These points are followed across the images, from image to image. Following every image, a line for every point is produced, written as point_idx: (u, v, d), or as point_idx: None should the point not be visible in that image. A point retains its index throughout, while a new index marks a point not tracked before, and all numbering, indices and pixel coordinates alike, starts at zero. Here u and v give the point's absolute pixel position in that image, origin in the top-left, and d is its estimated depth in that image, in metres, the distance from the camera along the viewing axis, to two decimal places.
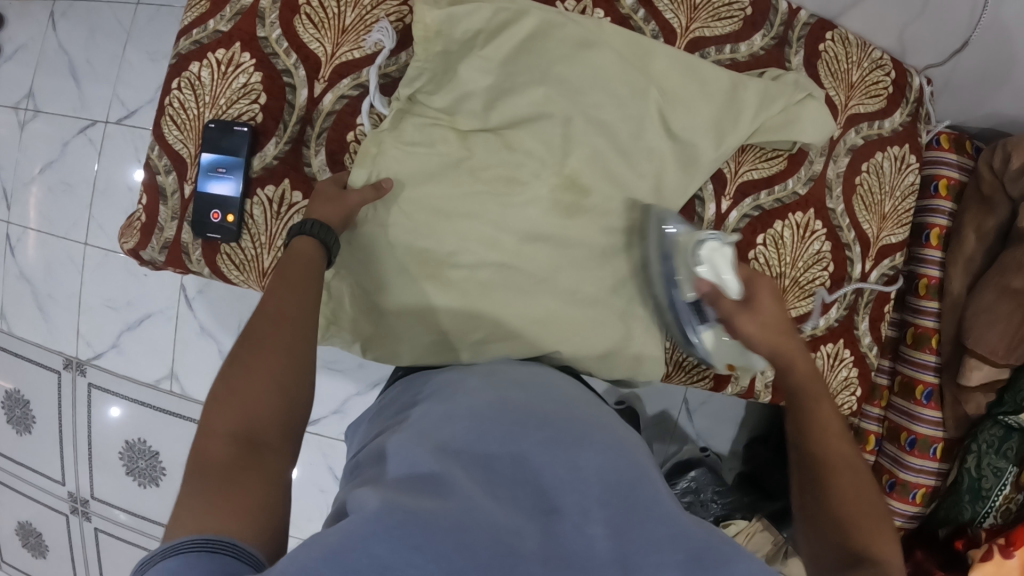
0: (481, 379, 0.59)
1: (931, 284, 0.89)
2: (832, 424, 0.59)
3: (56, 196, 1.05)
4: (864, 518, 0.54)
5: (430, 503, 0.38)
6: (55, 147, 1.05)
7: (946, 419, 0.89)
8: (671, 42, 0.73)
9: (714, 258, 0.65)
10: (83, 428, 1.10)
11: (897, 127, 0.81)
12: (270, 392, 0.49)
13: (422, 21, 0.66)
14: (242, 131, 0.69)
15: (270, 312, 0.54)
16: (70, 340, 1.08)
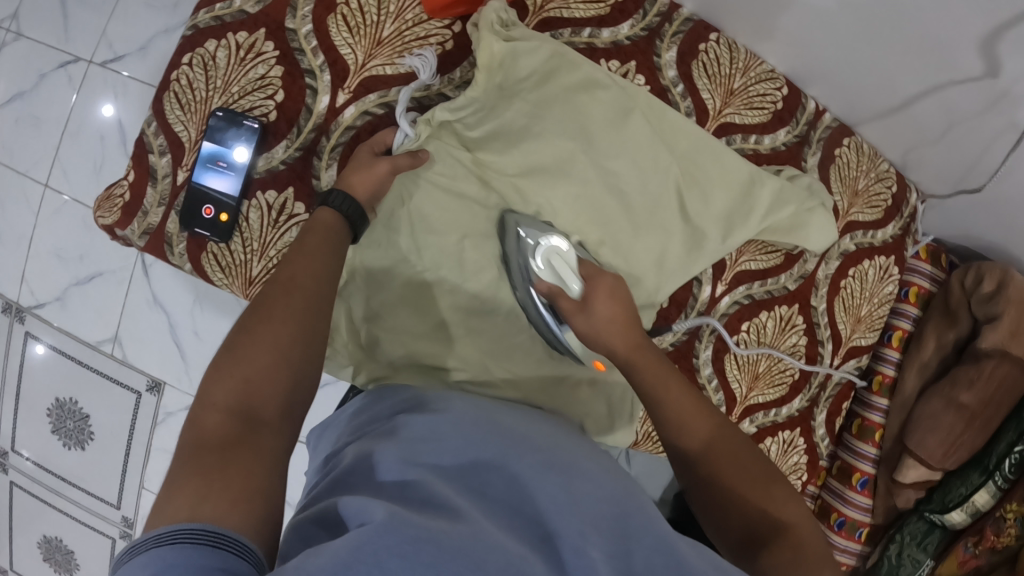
0: (468, 396, 0.56)
1: (884, 382, 0.94)
2: (692, 405, 0.57)
3: (21, 129, 0.96)
4: (763, 491, 0.54)
5: (438, 523, 0.36)
6: (27, 77, 0.96)
7: (875, 507, 0.96)
8: (702, 122, 0.73)
9: (554, 258, 0.65)
10: (12, 377, 1.02)
11: (889, 239, 0.84)
12: (275, 370, 0.47)
13: (488, 49, 0.62)
14: (251, 128, 0.66)
15: (280, 281, 0.52)
16: (12, 284, 0.99)
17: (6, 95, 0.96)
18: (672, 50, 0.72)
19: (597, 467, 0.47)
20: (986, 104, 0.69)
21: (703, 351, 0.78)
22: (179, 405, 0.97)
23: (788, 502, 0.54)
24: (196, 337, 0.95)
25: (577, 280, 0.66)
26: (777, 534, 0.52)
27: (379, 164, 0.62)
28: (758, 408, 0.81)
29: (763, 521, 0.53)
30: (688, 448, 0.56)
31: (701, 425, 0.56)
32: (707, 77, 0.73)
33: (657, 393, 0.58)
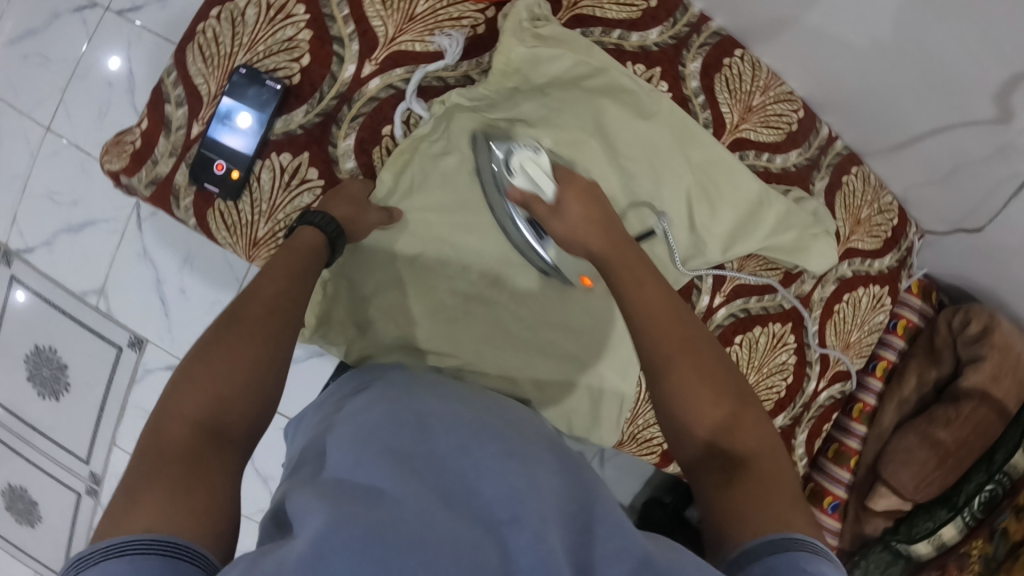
0: (439, 385, 0.55)
1: (864, 409, 0.95)
2: (672, 313, 0.53)
3: (28, 66, 0.94)
4: (723, 409, 0.49)
5: (381, 515, 0.35)
6: (40, 16, 0.93)
7: (842, 531, 0.97)
8: (718, 135, 0.74)
9: (528, 165, 0.62)
10: None
11: (884, 270, 0.86)
12: (244, 387, 0.46)
13: (506, 55, 0.64)
14: (273, 88, 0.65)
15: (261, 299, 0.51)
16: (3, 224, 0.96)
17: (15, 33, 0.94)
18: (697, 61, 0.73)
19: (566, 465, 0.46)
20: (994, 149, 0.70)
21: None
22: (159, 364, 0.95)
23: (751, 426, 0.49)
24: (182, 295, 0.93)
25: (553, 184, 0.62)
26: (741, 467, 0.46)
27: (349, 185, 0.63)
28: None
29: (723, 448, 0.48)
30: (654, 359, 0.51)
31: (671, 337, 0.51)
32: (728, 91, 0.74)
33: (627, 292, 0.54)
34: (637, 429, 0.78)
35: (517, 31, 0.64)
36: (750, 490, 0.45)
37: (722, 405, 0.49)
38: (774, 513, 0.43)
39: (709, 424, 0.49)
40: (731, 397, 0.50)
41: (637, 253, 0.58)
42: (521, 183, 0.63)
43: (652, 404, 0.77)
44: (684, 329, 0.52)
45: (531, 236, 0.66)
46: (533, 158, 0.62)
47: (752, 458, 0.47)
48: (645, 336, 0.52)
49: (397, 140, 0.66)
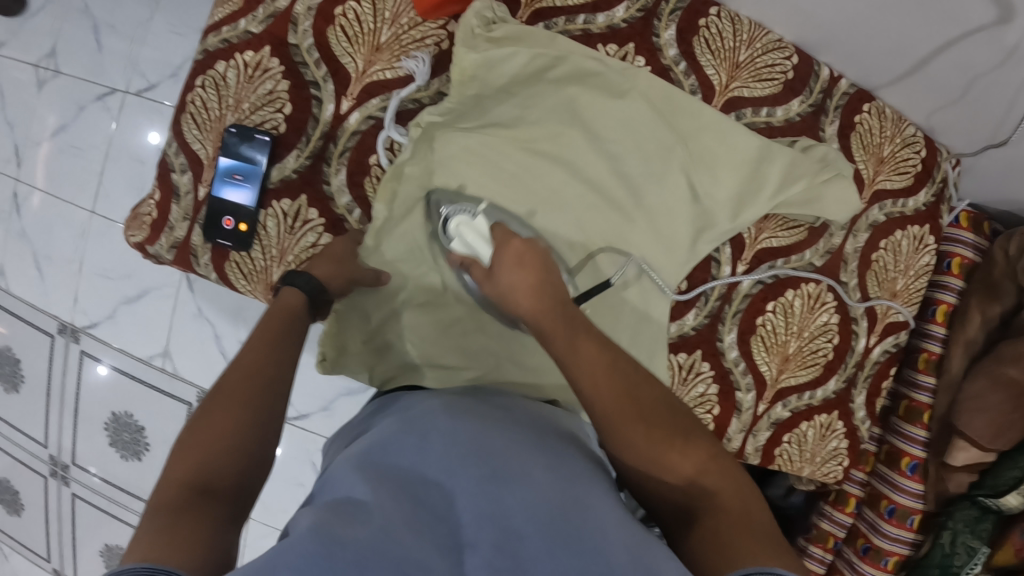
0: (446, 396, 0.56)
1: (930, 359, 0.89)
2: (608, 362, 0.50)
3: (66, 158, 1.03)
4: (689, 457, 0.49)
5: (353, 527, 0.37)
6: (71, 110, 1.03)
7: (926, 494, 0.90)
8: (708, 98, 0.71)
9: (460, 230, 0.61)
10: (71, 392, 1.05)
11: (921, 207, 0.79)
12: (229, 452, 0.50)
13: (460, 64, 0.63)
14: (262, 140, 0.68)
15: (243, 365, 0.55)
16: (66, 306, 1.03)
17: (54, 131, 1.04)
18: (671, 29, 0.71)
19: (546, 467, 0.45)
20: (1003, 56, 0.65)
21: (727, 334, 0.75)
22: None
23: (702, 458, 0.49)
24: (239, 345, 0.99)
25: (489, 247, 0.59)
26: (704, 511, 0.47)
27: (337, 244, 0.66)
28: (791, 391, 0.78)
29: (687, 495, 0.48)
30: (589, 403, 0.49)
31: (614, 391, 0.48)
32: (710, 52, 0.71)
33: (571, 356, 0.50)
34: None
35: (468, 41, 0.63)
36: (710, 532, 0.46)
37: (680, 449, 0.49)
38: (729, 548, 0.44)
39: (680, 472, 0.49)
40: (670, 428, 0.49)
41: (572, 310, 0.54)
42: (461, 249, 0.61)
43: (689, 386, 0.75)
44: (610, 356, 0.50)
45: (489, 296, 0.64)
46: (466, 223, 0.60)
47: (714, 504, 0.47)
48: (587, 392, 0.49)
49: (384, 168, 0.67)
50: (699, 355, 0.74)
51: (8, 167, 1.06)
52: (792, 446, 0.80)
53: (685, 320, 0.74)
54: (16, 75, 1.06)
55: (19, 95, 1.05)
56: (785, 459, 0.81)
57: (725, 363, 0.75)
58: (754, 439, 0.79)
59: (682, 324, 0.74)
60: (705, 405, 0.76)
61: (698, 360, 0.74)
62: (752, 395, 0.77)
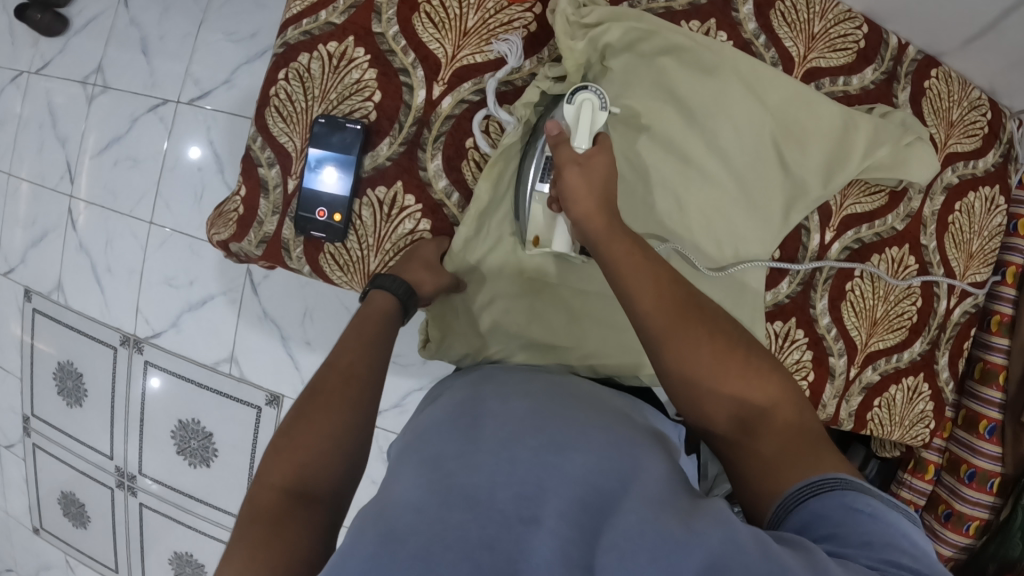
0: (494, 382, 0.57)
1: (1003, 321, 0.90)
2: (646, 275, 0.50)
3: (121, 170, 1.01)
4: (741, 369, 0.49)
5: (409, 534, 0.39)
6: (124, 122, 1.02)
7: (1005, 456, 0.91)
8: (788, 70, 0.73)
9: (584, 105, 0.60)
10: (137, 402, 1.03)
11: (991, 168, 0.81)
12: (325, 454, 0.50)
13: (565, 47, 0.63)
14: (354, 129, 0.68)
15: (338, 370, 0.56)
16: (128, 316, 1.02)
17: (105, 144, 1.02)
18: (749, 3, 0.72)
19: (598, 436, 0.47)
20: None
21: (820, 300, 0.75)
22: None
23: (767, 376, 0.50)
24: (308, 347, 0.98)
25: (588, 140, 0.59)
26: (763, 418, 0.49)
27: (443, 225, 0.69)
28: (880, 354, 0.79)
29: (747, 406, 0.49)
30: (659, 337, 0.48)
31: (660, 307, 0.49)
32: (787, 24, 0.73)
33: (616, 266, 0.50)
34: None
35: (568, 29, 0.63)
36: (772, 441, 0.47)
37: (728, 358, 0.49)
38: (791, 454, 0.46)
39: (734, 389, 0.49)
40: (742, 354, 0.50)
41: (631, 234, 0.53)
42: (569, 117, 0.61)
43: (785, 353, 0.75)
44: (682, 295, 0.50)
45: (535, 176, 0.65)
46: (592, 108, 0.60)
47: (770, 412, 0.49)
48: (632, 301, 0.49)
49: (483, 151, 0.67)
50: (794, 322, 0.75)
51: (62, 183, 1.04)
52: (883, 412, 0.81)
53: (780, 288, 0.74)
54: (65, 93, 1.05)
55: (68, 111, 1.04)
56: (876, 424, 0.81)
57: (818, 333, 0.76)
58: (847, 405, 0.79)
59: (777, 292, 0.74)
60: (800, 373, 0.76)
61: (794, 327, 0.75)
62: (844, 359, 0.77)
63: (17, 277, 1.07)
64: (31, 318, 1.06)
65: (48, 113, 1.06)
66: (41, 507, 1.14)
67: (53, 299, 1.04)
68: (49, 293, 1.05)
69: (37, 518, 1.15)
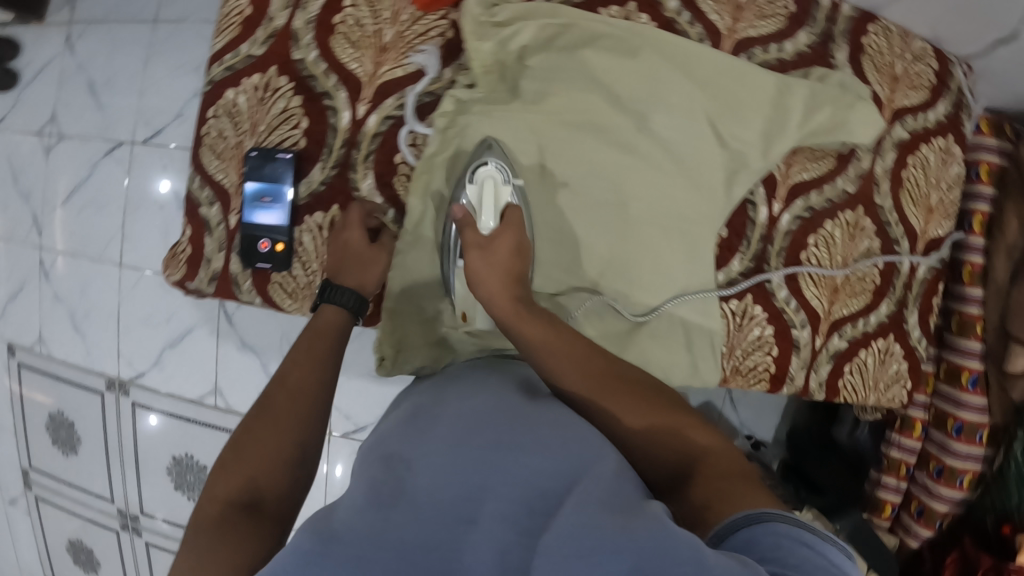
0: (455, 384, 0.57)
1: (974, 270, 0.88)
2: (561, 346, 0.54)
3: (85, 217, 1.03)
4: (663, 425, 0.50)
5: (346, 538, 0.39)
6: (82, 170, 1.03)
7: (992, 407, 0.89)
8: (717, 44, 0.71)
9: (485, 183, 0.63)
10: (129, 443, 1.05)
11: (941, 118, 0.79)
12: (272, 470, 0.50)
13: (476, 52, 0.63)
14: (285, 158, 0.68)
15: (285, 383, 0.55)
16: (110, 360, 1.04)
17: (67, 194, 1.03)
18: None
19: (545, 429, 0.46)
20: None
21: (775, 273, 0.75)
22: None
23: (697, 429, 0.50)
24: None
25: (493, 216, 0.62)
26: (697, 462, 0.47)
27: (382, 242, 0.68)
28: (845, 320, 0.79)
29: (679, 455, 0.48)
30: (581, 395, 0.52)
31: (573, 369, 0.53)
32: None
33: (530, 334, 0.55)
34: (740, 360, 0.75)
35: (477, 29, 0.63)
36: (707, 480, 0.45)
37: (649, 413, 0.51)
38: (722, 494, 0.43)
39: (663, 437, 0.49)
40: (660, 409, 0.52)
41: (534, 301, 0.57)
42: (472, 195, 0.64)
43: (745, 330, 0.74)
44: (603, 362, 0.55)
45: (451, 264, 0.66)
46: (494, 183, 0.63)
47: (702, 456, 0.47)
48: (551, 372, 0.53)
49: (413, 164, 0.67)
50: (750, 298, 0.74)
51: (31, 237, 1.06)
52: (855, 376, 0.80)
53: (731, 266, 0.73)
54: (23, 147, 1.06)
55: (27, 165, 1.05)
56: (849, 390, 0.81)
57: (776, 307, 0.75)
58: (816, 374, 0.79)
59: (729, 270, 0.73)
60: (763, 347, 0.75)
61: (751, 303, 0.74)
62: (808, 329, 0.77)
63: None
64: (17, 372, 1.08)
65: (8, 168, 1.07)
66: (53, 554, 1.17)
67: (37, 352, 1.07)
68: (32, 346, 1.07)
69: (51, 565, 1.18)
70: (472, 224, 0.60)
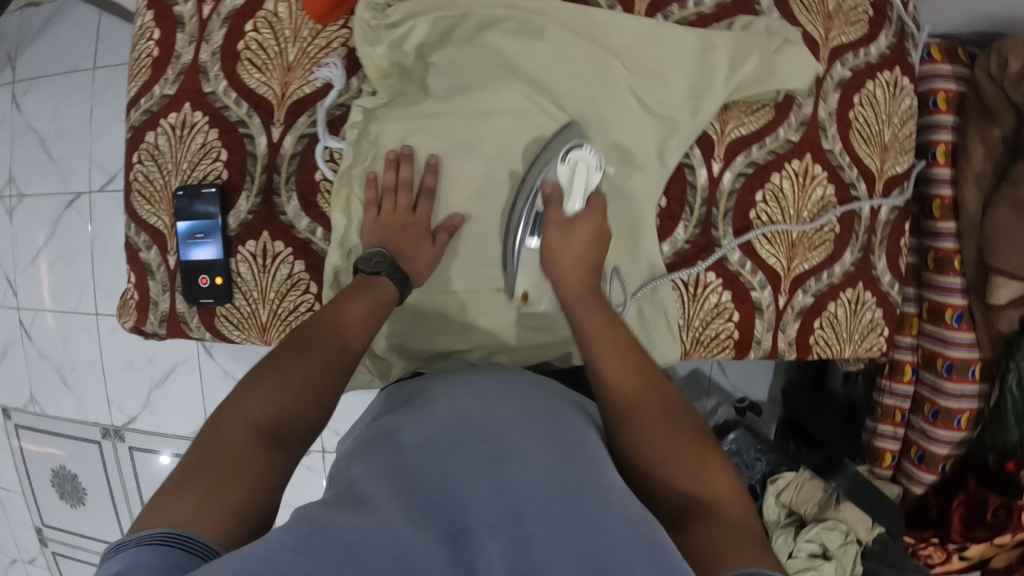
0: (448, 382, 0.55)
1: (945, 204, 0.86)
2: (619, 354, 0.56)
3: (55, 272, 1.04)
4: (696, 461, 0.50)
5: (346, 525, 0.36)
6: (45, 226, 1.04)
7: (980, 341, 0.86)
8: (630, 9, 0.69)
9: (578, 168, 0.63)
10: (132, 487, 1.08)
11: (885, 51, 0.75)
12: (299, 406, 0.49)
13: (371, 60, 0.62)
14: (210, 193, 0.67)
15: (327, 328, 0.54)
16: (102, 410, 1.06)
17: (34, 253, 1.05)
18: None
19: (544, 441, 0.44)
20: None
21: (724, 236, 0.72)
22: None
23: (718, 473, 0.49)
24: None
25: (580, 200, 0.64)
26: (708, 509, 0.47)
27: (315, 262, 0.68)
28: (807, 275, 0.76)
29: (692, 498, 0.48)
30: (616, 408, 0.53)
31: (623, 374, 0.54)
32: None
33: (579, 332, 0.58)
34: (701, 331, 0.74)
35: (368, 35, 0.62)
36: (715, 534, 0.44)
37: (686, 443, 0.51)
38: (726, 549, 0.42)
39: (682, 478, 0.49)
40: (692, 443, 0.51)
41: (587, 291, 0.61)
42: (563, 175, 0.64)
43: (700, 300, 0.73)
44: (646, 374, 0.55)
45: (523, 230, 0.65)
46: (588, 169, 0.63)
47: (719, 505, 0.47)
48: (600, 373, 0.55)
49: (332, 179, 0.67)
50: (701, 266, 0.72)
51: (8, 299, 1.07)
52: (828, 331, 0.78)
53: (676, 236, 0.71)
54: None
55: None
56: (822, 346, 0.78)
57: (728, 274, 0.73)
58: (784, 335, 0.76)
59: (674, 241, 0.71)
60: (723, 314, 0.74)
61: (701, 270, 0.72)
62: (768, 290, 0.75)
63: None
64: (16, 434, 1.12)
65: None
66: None
67: (31, 411, 1.10)
68: (26, 406, 1.10)
69: None
70: (558, 206, 0.63)
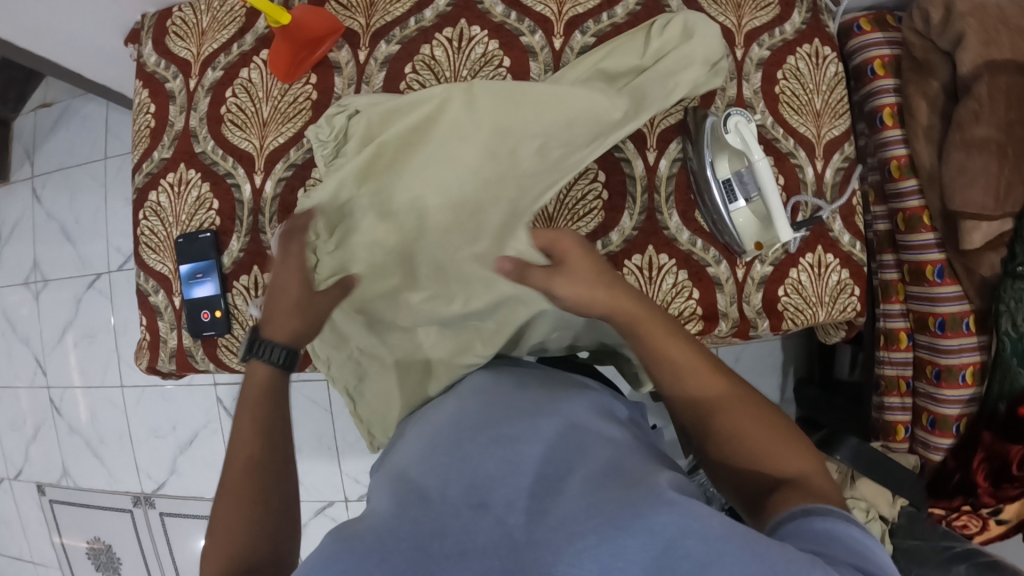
0: (457, 396, 0.60)
1: (902, 163, 0.87)
2: (687, 358, 0.54)
3: (82, 349, 1.16)
4: (791, 444, 0.49)
5: (367, 532, 0.40)
6: (71, 306, 1.16)
7: (967, 292, 0.84)
8: (550, 30, 0.76)
9: (742, 130, 0.71)
10: (164, 553, 1.14)
11: (800, 27, 0.80)
12: (254, 534, 0.49)
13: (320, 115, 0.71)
14: (205, 237, 0.76)
15: (232, 462, 0.53)
16: (133, 479, 1.15)
17: (60, 333, 1.17)
18: None
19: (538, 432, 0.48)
20: None
21: (670, 219, 0.77)
22: (308, 514, 1.21)
23: (794, 448, 0.48)
24: None
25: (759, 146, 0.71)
26: (787, 482, 0.46)
27: None
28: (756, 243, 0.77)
29: (772, 474, 0.47)
30: (699, 405, 0.52)
31: (704, 375, 0.53)
32: None
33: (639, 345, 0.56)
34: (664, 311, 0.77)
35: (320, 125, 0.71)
36: (791, 496, 0.44)
37: (768, 426, 0.50)
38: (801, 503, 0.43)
39: (763, 458, 0.48)
40: (775, 427, 0.50)
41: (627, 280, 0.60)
42: (736, 143, 0.72)
43: (658, 281, 0.76)
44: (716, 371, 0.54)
45: (724, 198, 0.74)
46: (747, 125, 0.71)
47: (798, 477, 0.46)
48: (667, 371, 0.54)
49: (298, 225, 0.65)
50: (651, 250, 0.76)
51: (39, 379, 1.19)
52: (797, 297, 0.79)
53: (622, 224, 0.76)
54: (17, 301, 1.20)
55: (23, 314, 1.20)
56: (793, 313, 0.78)
57: (685, 258, 0.77)
58: (749, 305, 0.78)
59: (621, 228, 0.76)
60: (683, 292, 0.77)
61: (655, 254, 0.76)
62: (725, 265, 0.77)
63: (26, 476, 1.22)
64: (52, 509, 1.21)
65: (7, 321, 1.21)
66: None
67: (65, 485, 1.19)
68: (60, 481, 1.20)
69: None
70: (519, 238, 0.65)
